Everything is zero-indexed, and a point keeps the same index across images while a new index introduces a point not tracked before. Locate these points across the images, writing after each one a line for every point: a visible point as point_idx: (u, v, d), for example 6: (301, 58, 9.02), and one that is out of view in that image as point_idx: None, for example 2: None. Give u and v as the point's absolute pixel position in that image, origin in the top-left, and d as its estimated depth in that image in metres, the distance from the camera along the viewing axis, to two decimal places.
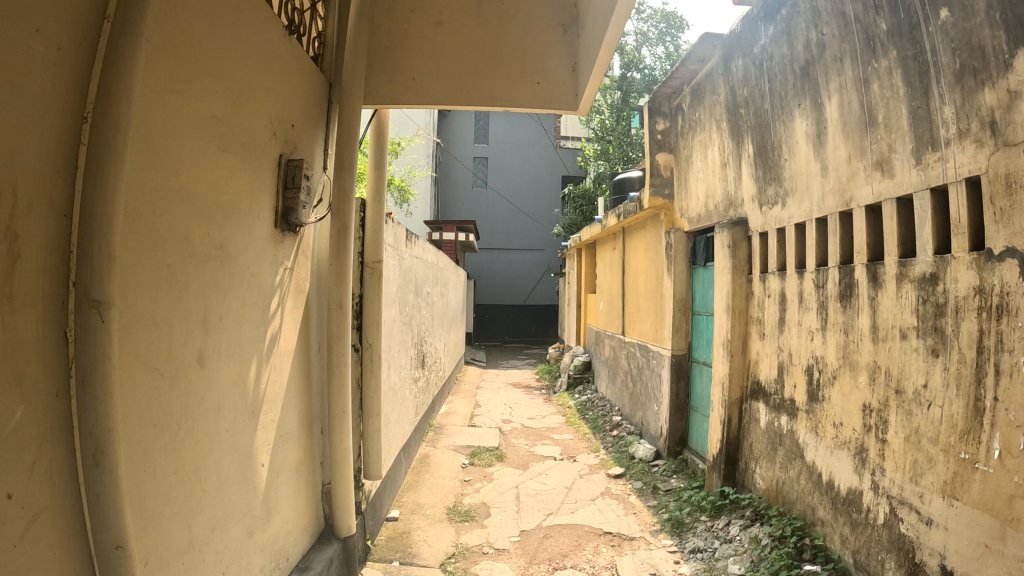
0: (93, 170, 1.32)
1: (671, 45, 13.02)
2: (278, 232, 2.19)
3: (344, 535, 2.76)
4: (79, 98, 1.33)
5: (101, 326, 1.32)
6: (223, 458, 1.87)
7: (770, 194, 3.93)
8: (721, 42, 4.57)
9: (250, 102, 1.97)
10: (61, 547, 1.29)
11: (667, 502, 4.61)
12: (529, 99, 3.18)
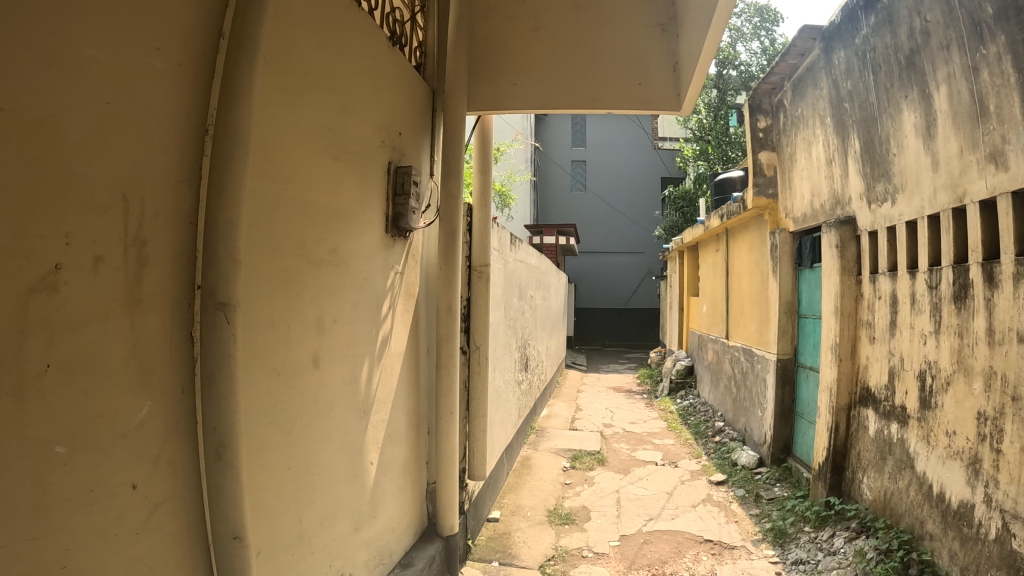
0: (217, 181, 1.39)
1: (767, 39, 12.67)
2: (389, 237, 2.25)
3: (447, 534, 2.81)
4: (202, 112, 1.41)
5: (226, 327, 1.39)
6: (334, 455, 1.93)
7: (879, 191, 3.79)
8: (821, 35, 4.44)
9: (358, 111, 2.03)
10: (183, 535, 1.38)
11: (770, 511, 4.49)
12: (629, 100, 3.15)
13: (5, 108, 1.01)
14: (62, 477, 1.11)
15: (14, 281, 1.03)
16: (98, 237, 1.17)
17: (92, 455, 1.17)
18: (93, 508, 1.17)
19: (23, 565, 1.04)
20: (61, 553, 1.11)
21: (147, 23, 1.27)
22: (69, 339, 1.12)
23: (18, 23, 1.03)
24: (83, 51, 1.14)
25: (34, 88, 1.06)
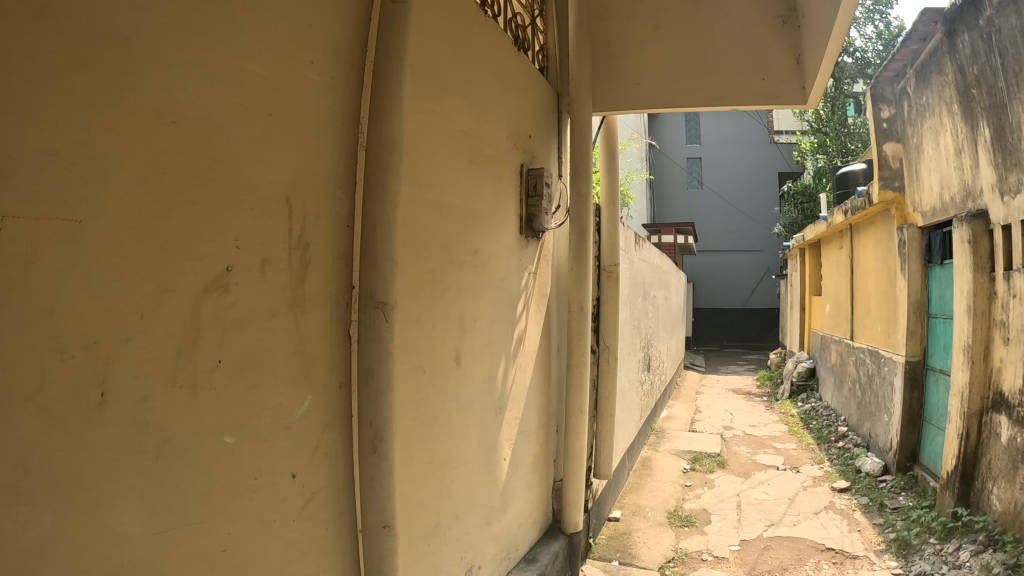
0: (372, 184, 1.46)
1: (881, 23, 12.21)
2: (523, 238, 2.29)
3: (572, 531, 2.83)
4: (354, 121, 1.49)
5: (385, 324, 1.46)
6: (471, 450, 1.99)
7: (1012, 182, 3.57)
8: (942, 17, 4.22)
9: (491, 115, 2.09)
10: (335, 523, 1.45)
11: (894, 520, 4.31)
12: (753, 95, 3.10)
13: (175, 123, 1.10)
14: (228, 465, 1.20)
15: (187, 282, 1.12)
16: (265, 241, 1.26)
17: (255, 445, 1.25)
18: (253, 495, 1.25)
19: (187, 547, 1.14)
20: (222, 537, 1.20)
21: (302, 38, 1.35)
22: (237, 337, 1.21)
23: (187, 43, 1.12)
24: (244, 67, 1.22)
25: (202, 103, 1.15)
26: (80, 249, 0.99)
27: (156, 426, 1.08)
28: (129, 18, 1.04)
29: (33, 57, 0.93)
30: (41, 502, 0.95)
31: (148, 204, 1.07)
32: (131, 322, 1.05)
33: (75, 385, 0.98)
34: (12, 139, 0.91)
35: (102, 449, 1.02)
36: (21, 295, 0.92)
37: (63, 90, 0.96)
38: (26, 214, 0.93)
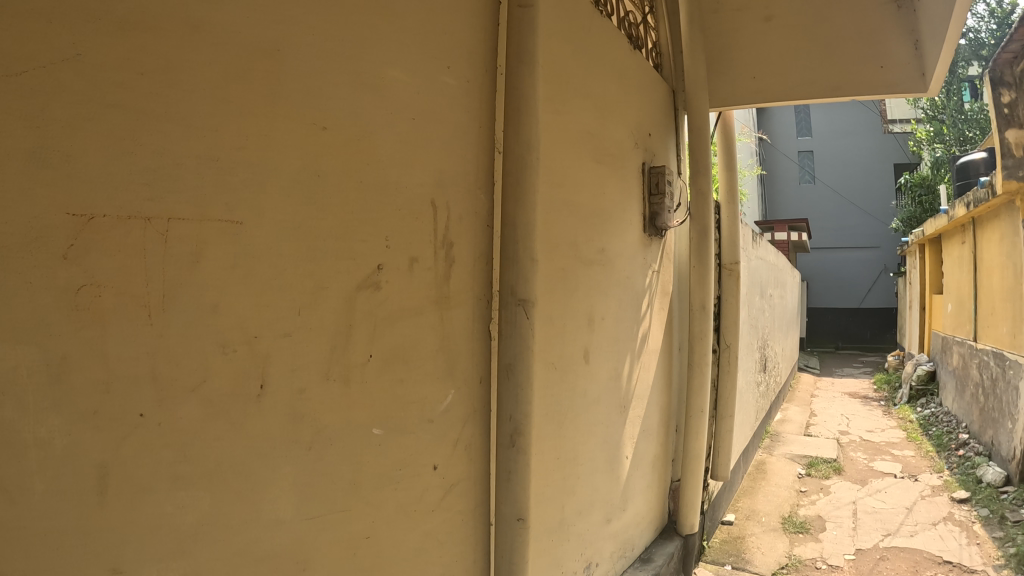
0: (511, 183, 1.46)
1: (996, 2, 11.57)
2: (646, 236, 2.28)
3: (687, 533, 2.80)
4: (491, 119, 1.49)
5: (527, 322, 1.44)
6: (595, 448, 2.00)
7: None
8: None
9: (612, 114, 2.09)
10: (468, 515, 1.45)
11: (1015, 534, 4.04)
12: (868, 86, 2.78)
13: (326, 127, 1.15)
14: (376, 456, 1.23)
15: (339, 280, 1.16)
16: (415, 240, 1.28)
17: (403, 438, 1.27)
18: (398, 486, 1.27)
19: (333, 534, 1.18)
20: (367, 526, 1.23)
21: (443, 42, 1.37)
22: (388, 332, 1.24)
23: (334, 51, 1.17)
24: (389, 73, 1.25)
25: (352, 108, 1.19)
26: (240, 249, 1.05)
27: (309, 419, 1.13)
28: (277, 30, 1.09)
29: (191, 70, 1.00)
30: (200, 486, 1.02)
31: (302, 206, 1.12)
32: (288, 318, 1.10)
33: (235, 377, 1.04)
34: (174, 147, 0.98)
35: (259, 438, 1.07)
36: (185, 292, 0.99)
37: (220, 100, 1.03)
38: (190, 216, 1.00)
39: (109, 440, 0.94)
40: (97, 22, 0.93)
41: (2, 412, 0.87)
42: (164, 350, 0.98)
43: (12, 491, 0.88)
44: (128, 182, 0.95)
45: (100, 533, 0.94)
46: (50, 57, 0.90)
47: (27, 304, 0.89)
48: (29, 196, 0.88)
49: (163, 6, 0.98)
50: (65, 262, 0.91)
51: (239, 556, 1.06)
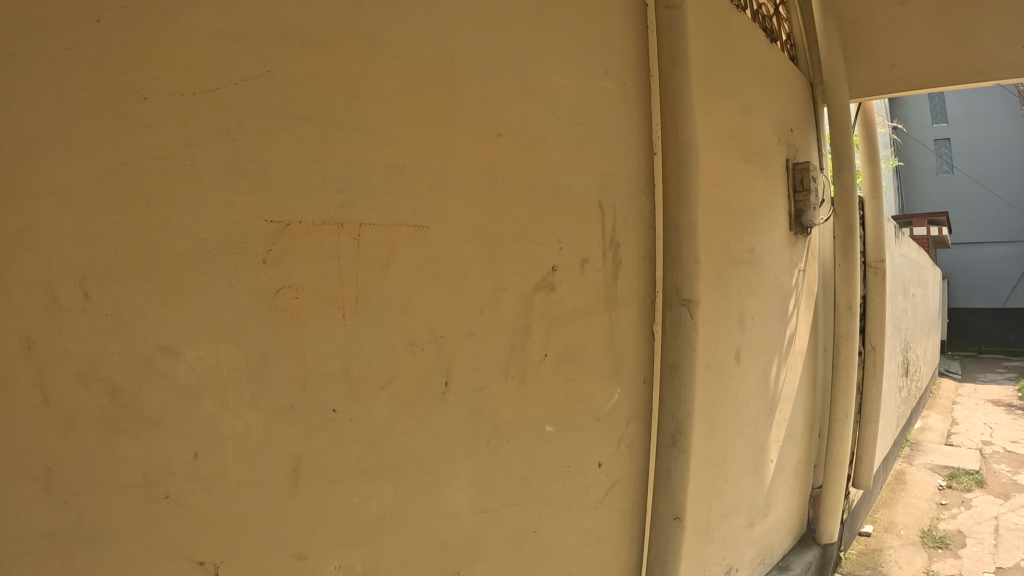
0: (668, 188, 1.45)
1: None
2: (792, 234, 2.24)
3: (825, 542, 2.72)
4: (647, 117, 1.47)
5: (691, 323, 1.42)
6: (742, 450, 1.97)
7: None
8: None
9: (756, 112, 2.06)
10: (626, 513, 1.46)
11: None
12: (1016, 70, 2.63)
13: (501, 134, 1.18)
14: (547, 452, 1.25)
15: (516, 282, 1.19)
16: (585, 241, 1.28)
17: (572, 435, 1.29)
18: (565, 482, 1.30)
19: (503, 526, 1.21)
20: (534, 520, 1.26)
21: (600, 48, 1.38)
22: (561, 332, 1.25)
23: (502, 60, 1.20)
24: (554, 80, 1.28)
25: (522, 115, 1.22)
26: (427, 251, 1.09)
27: (488, 415, 1.16)
28: (451, 42, 1.14)
29: (375, 83, 1.05)
30: (385, 479, 1.06)
31: (482, 209, 1.15)
32: (472, 317, 1.14)
33: (422, 375, 1.09)
34: (364, 157, 1.04)
35: (441, 433, 1.11)
36: (376, 293, 1.05)
37: (402, 111, 1.07)
38: (381, 221, 1.05)
39: (303, 434, 0.99)
40: (284, 39, 0.99)
41: (203, 407, 0.93)
42: (357, 349, 1.03)
43: (209, 480, 0.94)
44: (321, 189, 1.00)
45: (292, 518, 1.00)
46: (242, 74, 0.96)
47: (229, 304, 0.94)
48: (230, 203, 0.94)
49: (346, 23, 1.03)
50: (264, 265, 0.96)
51: (417, 545, 1.11)
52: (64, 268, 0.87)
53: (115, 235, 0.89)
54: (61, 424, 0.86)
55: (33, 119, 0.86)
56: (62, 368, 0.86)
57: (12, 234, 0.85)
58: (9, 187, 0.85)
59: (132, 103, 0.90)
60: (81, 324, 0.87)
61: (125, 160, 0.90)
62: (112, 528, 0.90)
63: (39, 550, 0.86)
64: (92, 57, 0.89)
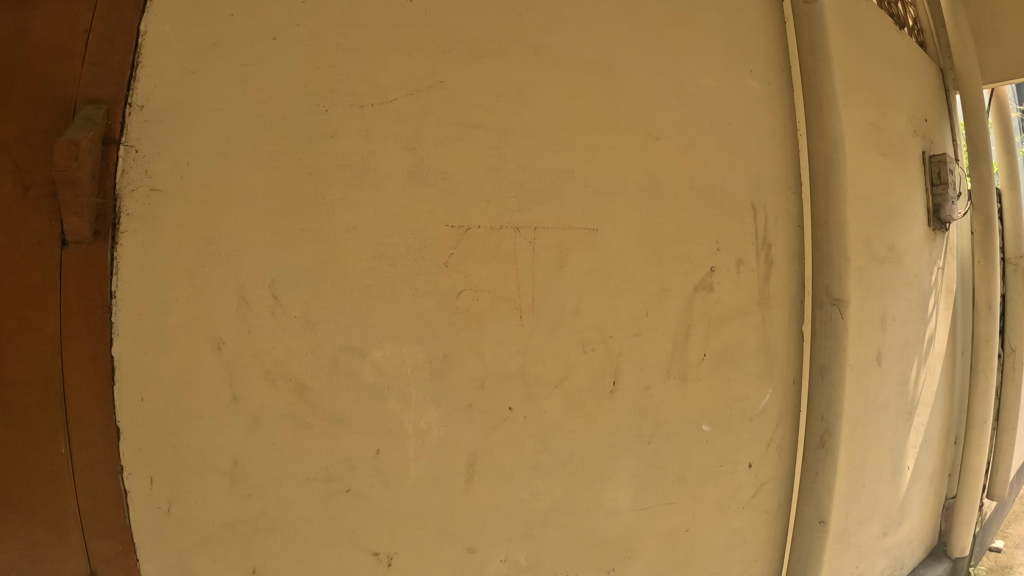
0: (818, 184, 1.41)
1: None
2: (931, 231, 2.16)
3: (958, 555, 2.60)
4: (791, 109, 1.43)
5: (841, 323, 1.39)
6: (882, 456, 1.91)
7: None
8: None
9: (892, 104, 2.00)
10: (773, 513, 1.44)
11: None
12: None
13: (660, 137, 1.18)
14: (703, 451, 1.25)
15: (680, 282, 1.17)
16: (738, 242, 1.27)
17: (727, 434, 1.29)
18: (718, 481, 1.30)
19: (658, 524, 1.22)
20: (687, 519, 1.26)
21: (745, 48, 1.38)
22: (720, 331, 1.23)
23: (655, 63, 1.21)
24: (703, 82, 1.28)
25: (679, 118, 1.22)
26: (597, 254, 1.07)
27: (651, 414, 1.15)
28: (606, 49, 1.16)
29: (541, 90, 1.07)
30: (555, 476, 1.08)
31: (647, 213, 1.13)
32: (638, 318, 1.11)
33: (592, 375, 1.07)
34: (535, 162, 1.05)
35: (608, 432, 1.11)
36: (551, 295, 1.04)
37: (569, 115, 1.09)
38: (554, 225, 1.04)
39: (480, 432, 1.01)
40: (453, 50, 1.03)
41: (388, 406, 0.96)
42: (533, 349, 1.03)
43: (388, 476, 0.98)
44: (498, 194, 1.01)
45: (464, 514, 1.03)
46: (417, 85, 1.00)
47: (413, 307, 0.97)
48: (413, 210, 0.97)
49: (508, 33, 1.07)
50: (447, 269, 0.98)
51: (578, 540, 1.13)
52: (254, 273, 0.92)
53: (302, 240, 0.94)
54: (251, 421, 0.93)
55: (218, 134, 0.94)
56: (251, 367, 0.92)
57: (203, 243, 0.91)
58: (198, 199, 0.92)
59: (314, 116, 0.96)
60: (272, 326, 0.92)
61: (310, 169, 0.95)
62: (292, 520, 0.96)
63: (221, 537, 0.96)
64: (272, 74, 0.96)
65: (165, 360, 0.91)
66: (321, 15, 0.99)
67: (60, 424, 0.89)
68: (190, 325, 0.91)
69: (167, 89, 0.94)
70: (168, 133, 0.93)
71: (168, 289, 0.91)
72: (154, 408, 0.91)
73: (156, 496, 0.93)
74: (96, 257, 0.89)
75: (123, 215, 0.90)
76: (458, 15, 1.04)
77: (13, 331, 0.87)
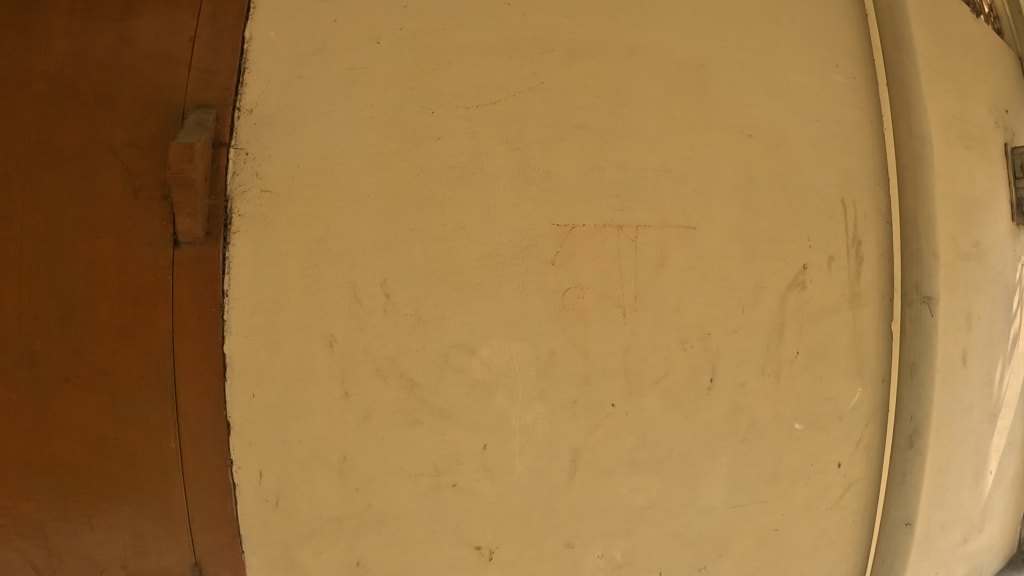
0: None
1: None
2: (1016, 226, 2.10)
3: None
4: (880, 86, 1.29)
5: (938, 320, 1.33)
6: (967, 459, 1.85)
7: None
8: None
9: (977, 95, 1.94)
10: (856, 517, 1.28)
11: None
12: None
13: (752, 135, 1.16)
14: (793, 450, 1.19)
15: (774, 280, 1.13)
16: (828, 233, 1.18)
17: (817, 434, 1.21)
18: (806, 480, 1.22)
19: (751, 521, 1.20)
20: (777, 518, 1.22)
21: (829, 39, 1.28)
22: (812, 330, 1.17)
23: (745, 59, 1.19)
24: (790, 79, 1.22)
25: (769, 113, 1.18)
26: (696, 252, 1.07)
27: (747, 412, 1.13)
28: (698, 48, 1.16)
29: (637, 90, 1.09)
30: (652, 472, 1.08)
31: (741, 210, 1.12)
32: (734, 315, 1.10)
33: (691, 371, 1.07)
34: (635, 161, 1.06)
35: (704, 428, 1.10)
36: (653, 293, 1.04)
37: (664, 115, 1.09)
38: (655, 223, 1.05)
39: (584, 427, 1.03)
40: (552, 52, 1.07)
41: (496, 402, 0.99)
42: (636, 347, 1.03)
43: (494, 470, 1.01)
44: (601, 194, 1.03)
45: (560, 511, 1.05)
46: (519, 86, 1.03)
47: (520, 305, 0.98)
48: (519, 209, 1.00)
49: (604, 34, 1.10)
50: (553, 267, 1.00)
51: (672, 538, 1.13)
52: (366, 272, 0.95)
53: (412, 239, 0.97)
54: (363, 416, 0.96)
55: (327, 136, 0.98)
56: (363, 363, 0.95)
57: (315, 242, 0.95)
58: (310, 199, 0.96)
59: (421, 117, 1.00)
60: (383, 323, 0.95)
61: (418, 169, 0.98)
62: (398, 514, 1.00)
63: (326, 531, 1.00)
64: (379, 78, 1.01)
65: (277, 357, 0.95)
66: (422, 20, 1.04)
67: (170, 420, 0.97)
68: (302, 323, 0.95)
69: (275, 93, 0.99)
70: (279, 135, 0.98)
71: (282, 287, 0.95)
72: (265, 404, 0.96)
73: (265, 490, 0.98)
74: (207, 257, 0.95)
75: (235, 215, 0.95)
76: (555, 19, 1.08)
77: (125, 332, 0.96)
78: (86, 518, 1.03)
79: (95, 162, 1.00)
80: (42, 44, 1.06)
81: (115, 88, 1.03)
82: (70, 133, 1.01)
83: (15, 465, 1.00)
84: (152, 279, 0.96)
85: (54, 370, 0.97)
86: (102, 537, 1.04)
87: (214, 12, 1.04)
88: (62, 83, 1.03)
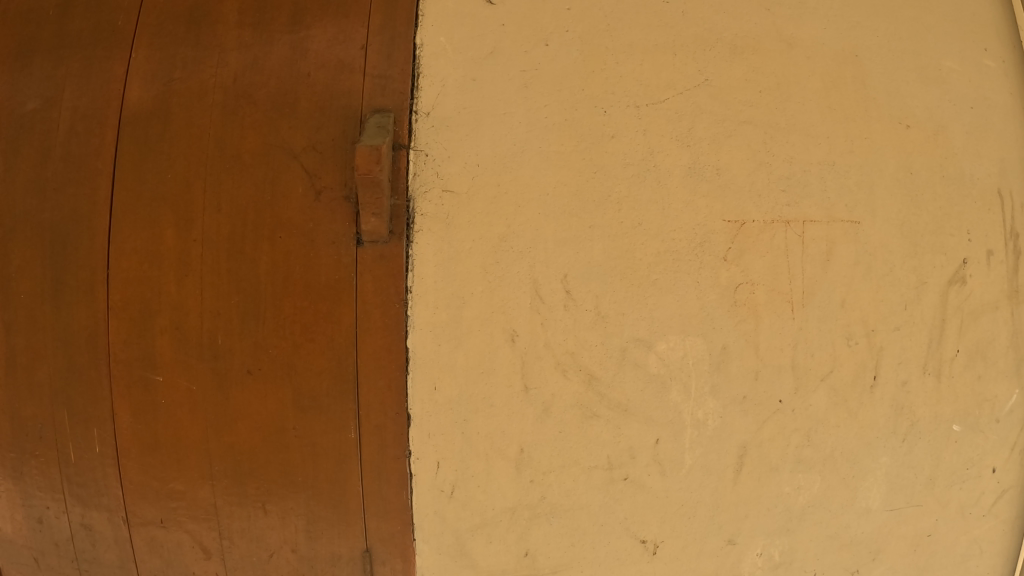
0: None
1: None
2: None
3: None
4: None
5: None
6: None
7: None
8: None
9: None
10: (1009, 524, 1.21)
11: None
12: None
13: (910, 126, 1.11)
14: (950, 453, 1.13)
15: (936, 274, 1.08)
16: (987, 229, 1.11)
17: (975, 436, 1.14)
18: (962, 485, 1.15)
19: (908, 526, 1.15)
20: (931, 523, 1.16)
21: (980, 23, 1.20)
22: (972, 328, 1.10)
23: (902, 47, 1.14)
24: (944, 65, 1.16)
25: (926, 102, 1.13)
26: (861, 248, 1.06)
27: (908, 410, 1.09)
28: (857, 39, 1.13)
29: (798, 84, 1.08)
30: (816, 470, 1.07)
31: (902, 203, 1.08)
32: (899, 312, 1.07)
33: (856, 368, 1.06)
34: (801, 156, 1.05)
35: (868, 428, 1.08)
36: (821, 289, 1.03)
37: (826, 109, 1.08)
38: (822, 218, 1.05)
39: (752, 424, 1.03)
40: (715, 48, 1.08)
41: (671, 396, 1.01)
42: (804, 342, 1.03)
43: (665, 465, 1.03)
44: (769, 190, 1.03)
45: (723, 509, 1.06)
46: (686, 84, 1.05)
47: (696, 300, 1.00)
48: (695, 205, 1.01)
49: (762, 28, 1.10)
50: (726, 262, 1.01)
51: (831, 539, 1.12)
52: (547, 269, 0.98)
53: (591, 237, 0.99)
54: (542, 409, 1.00)
55: (504, 136, 1.02)
56: (544, 358, 0.99)
57: (497, 240, 0.99)
58: (491, 198, 1.00)
59: (595, 117, 1.03)
60: (563, 318, 0.98)
61: (595, 167, 1.01)
62: (571, 506, 1.03)
63: (499, 521, 1.04)
64: (553, 79, 1.04)
65: (461, 352, 0.99)
66: (588, 21, 1.07)
67: (351, 412, 1.02)
68: (485, 318, 0.98)
69: (451, 95, 1.03)
70: (458, 137, 1.01)
71: (464, 284, 0.98)
72: (445, 397, 1.00)
73: (441, 480, 1.02)
74: (391, 255, 0.99)
75: (417, 216, 0.99)
76: (715, 14, 1.09)
77: (308, 328, 1.01)
78: (260, 504, 1.09)
79: (276, 166, 1.05)
80: (214, 56, 1.12)
81: (292, 97, 1.07)
82: (250, 139, 1.06)
83: (192, 452, 1.07)
84: (336, 276, 1.01)
85: (237, 364, 1.03)
86: (274, 523, 1.10)
87: (383, 20, 1.09)
88: (238, 92, 1.09)
